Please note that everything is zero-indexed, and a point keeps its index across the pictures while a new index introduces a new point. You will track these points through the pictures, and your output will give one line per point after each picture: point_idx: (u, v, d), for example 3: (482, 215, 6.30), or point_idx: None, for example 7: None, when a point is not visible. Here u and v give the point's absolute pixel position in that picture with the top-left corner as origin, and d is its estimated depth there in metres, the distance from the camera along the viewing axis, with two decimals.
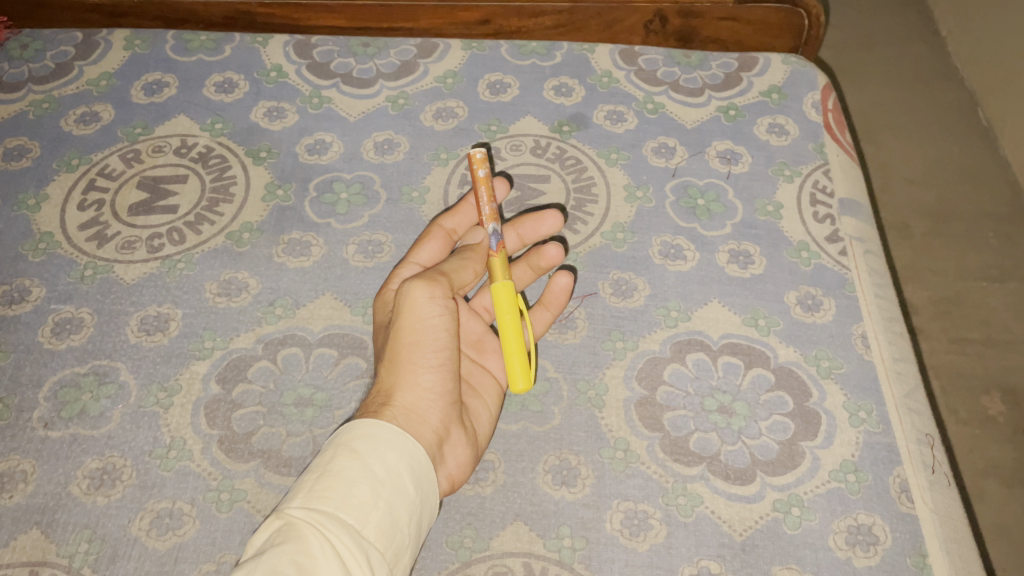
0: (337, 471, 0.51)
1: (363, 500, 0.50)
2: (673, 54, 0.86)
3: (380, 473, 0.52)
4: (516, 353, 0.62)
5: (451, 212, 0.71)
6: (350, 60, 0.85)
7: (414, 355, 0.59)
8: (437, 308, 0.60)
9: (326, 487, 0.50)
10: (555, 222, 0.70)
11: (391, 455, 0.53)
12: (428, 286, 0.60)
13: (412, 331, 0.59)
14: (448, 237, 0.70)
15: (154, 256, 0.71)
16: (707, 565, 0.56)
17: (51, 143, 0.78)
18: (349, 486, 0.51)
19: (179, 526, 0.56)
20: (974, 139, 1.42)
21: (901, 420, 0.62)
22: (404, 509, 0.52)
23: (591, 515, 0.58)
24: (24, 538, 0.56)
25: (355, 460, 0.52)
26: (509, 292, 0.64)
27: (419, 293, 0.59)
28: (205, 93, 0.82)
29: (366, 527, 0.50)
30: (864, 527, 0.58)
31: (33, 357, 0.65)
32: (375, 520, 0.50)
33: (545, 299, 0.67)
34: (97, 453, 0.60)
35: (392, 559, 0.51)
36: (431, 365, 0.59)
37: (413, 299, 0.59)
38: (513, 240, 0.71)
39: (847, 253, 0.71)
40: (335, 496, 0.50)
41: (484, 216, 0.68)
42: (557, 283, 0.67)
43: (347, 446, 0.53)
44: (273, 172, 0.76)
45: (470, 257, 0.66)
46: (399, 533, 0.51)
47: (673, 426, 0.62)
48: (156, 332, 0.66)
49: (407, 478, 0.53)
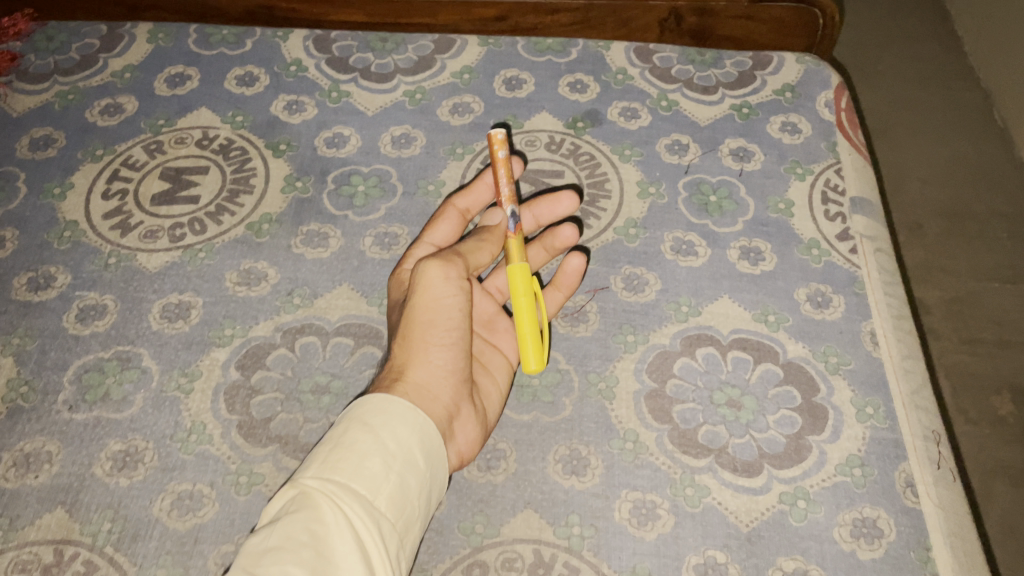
0: (350, 444, 0.52)
1: (375, 472, 0.52)
2: (687, 52, 0.87)
3: (392, 447, 0.53)
4: (528, 334, 0.63)
5: (467, 193, 0.72)
6: (368, 55, 0.86)
7: (427, 333, 0.60)
8: (451, 288, 0.61)
9: (339, 458, 0.52)
10: (571, 203, 0.72)
11: (402, 429, 0.54)
12: (442, 265, 0.61)
13: (426, 310, 0.60)
14: (461, 216, 0.71)
15: (176, 245, 0.72)
16: (714, 555, 0.57)
17: (76, 134, 0.80)
18: (361, 459, 0.52)
19: (198, 508, 0.58)
20: (989, 139, 1.42)
21: (907, 416, 0.63)
22: (415, 482, 0.53)
23: (600, 504, 0.59)
24: (49, 516, 0.58)
25: (367, 433, 0.53)
26: (524, 272, 0.66)
27: (433, 273, 0.61)
28: (226, 86, 0.84)
29: (378, 498, 0.51)
30: (869, 521, 0.59)
31: (58, 342, 0.67)
32: (387, 491, 0.51)
33: (558, 281, 0.69)
34: (120, 436, 0.62)
35: (403, 529, 0.52)
36: (443, 343, 0.60)
37: (427, 278, 0.61)
38: (530, 219, 0.73)
39: (857, 251, 0.72)
40: (348, 467, 0.51)
41: (503, 198, 0.69)
42: (571, 265, 0.69)
43: (360, 421, 0.54)
44: (293, 164, 0.78)
45: (486, 239, 0.67)
46: (409, 505, 0.52)
47: (682, 418, 0.63)
48: (178, 319, 0.68)
49: (418, 452, 0.54)
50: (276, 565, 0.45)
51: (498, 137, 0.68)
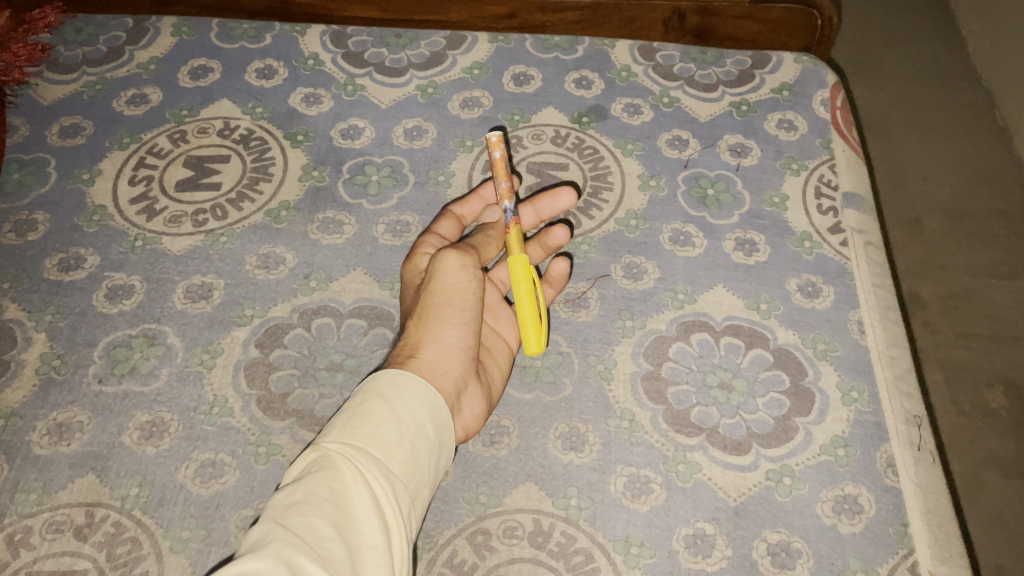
0: (367, 412, 0.57)
1: (390, 438, 0.56)
2: (690, 51, 0.90)
3: (405, 417, 0.57)
4: (530, 323, 0.67)
5: (465, 199, 0.77)
6: (383, 50, 0.90)
7: (443, 312, 0.65)
8: (467, 274, 0.67)
9: (357, 425, 0.56)
10: (569, 199, 0.75)
11: (414, 400, 0.58)
12: (459, 254, 0.68)
13: (443, 291, 0.66)
14: (459, 221, 0.75)
15: (199, 230, 0.76)
16: (703, 527, 0.61)
17: (104, 122, 0.84)
18: (377, 426, 0.56)
19: (220, 475, 0.62)
20: (989, 138, 1.45)
21: (891, 400, 0.66)
22: (425, 448, 0.57)
23: (597, 478, 0.63)
24: (81, 481, 0.62)
25: (382, 403, 0.57)
26: (524, 265, 0.69)
27: (451, 260, 0.67)
28: (247, 78, 0.88)
29: (392, 461, 0.55)
30: (850, 497, 0.62)
31: (88, 319, 0.71)
32: (400, 456, 0.55)
33: (549, 278, 0.72)
34: (147, 408, 0.66)
35: (414, 491, 0.56)
36: (455, 322, 0.65)
37: (445, 264, 0.67)
38: (530, 216, 0.76)
39: (848, 244, 0.75)
40: (365, 433, 0.55)
41: (502, 193, 0.73)
42: (556, 267, 0.71)
43: (375, 391, 0.58)
44: (310, 154, 0.81)
45: (490, 233, 0.74)
46: (420, 469, 0.56)
47: (676, 399, 0.67)
48: (201, 300, 0.72)
49: (428, 422, 0.58)
50: (301, 518, 0.49)
51: (495, 139, 0.72)
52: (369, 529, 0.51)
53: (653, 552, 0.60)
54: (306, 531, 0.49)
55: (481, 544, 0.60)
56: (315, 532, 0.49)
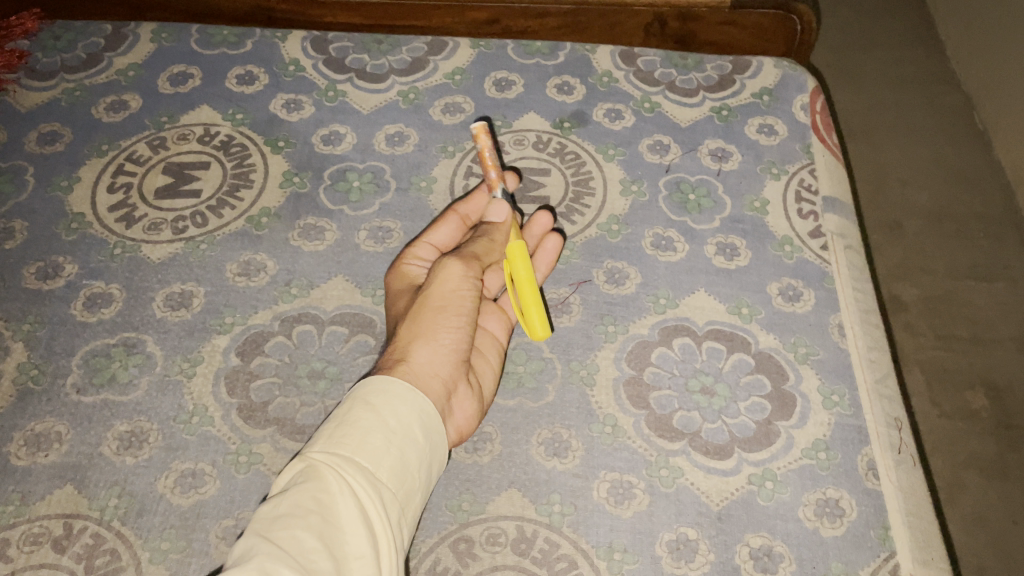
0: (353, 420, 0.57)
1: (377, 446, 0.56)
2: (671, 56, 0.90)
3: (392, 424, 0.57)
4: (534, 308, 0.67)
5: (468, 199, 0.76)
6: (364, 56, 0.90)
7: (438, 317, 0.65)
8: (468, 284, 0.68)
9: (343, 434, 0.56)
10: (546, 220, 0.75)
11: (403, 408, 0.58)
12: (463, 263, 0.68)
13: (440, 297, 0.66)
14: (461, 222, 0.75)
15: (178, 237, 0.76)
16: (686, 532, 0.61)
17: (82, 129, 0.83)
18: (364, 435, 0.56)
19: (201, 485, 0.61)
20: (968, 141, 1.46)
21: (871, 404, 0.67)
22: (414, 456, 0.57)
23: (579, 484, 0.63)
24: (59, 492, 0.61)
25: (369, 411, 0.57)
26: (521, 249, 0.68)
27: (453, 267, 0.67)
28: (227, 84, 0.87)
29: (379, 470, 0.55)
30: (832, 501, 0.62)
31: (66, 328, 0.70)
32: (388, 464, 0.55)
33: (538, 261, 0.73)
34: (126, 418, 0.65)
35: (404, 499, 0.56)
36: (450, 326, 0.65)
37: (446, 272, 0.67)
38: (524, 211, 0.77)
39: (828, 248, 0.76)
40: (352, 442, 0.55)
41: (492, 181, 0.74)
42: (548, 245, 0.74)
43: (363, 399, 0.58)
44: (291, 160, 0.81)
45: (494, 238, 0.72)
46: (409, 476, 0.56)
47: (659, 404, 0.67)
48: (181, 308, 0.71)
49: (416, 428, 0.58)
50: (286, 531, 0.49)
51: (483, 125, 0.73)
52: (355, 539, 0.51)
53: (637, 557, 0.60)
54: (291, 544, 0.48)
55: (464, 552, 0.60)
56: (299, 545, 0.48)
